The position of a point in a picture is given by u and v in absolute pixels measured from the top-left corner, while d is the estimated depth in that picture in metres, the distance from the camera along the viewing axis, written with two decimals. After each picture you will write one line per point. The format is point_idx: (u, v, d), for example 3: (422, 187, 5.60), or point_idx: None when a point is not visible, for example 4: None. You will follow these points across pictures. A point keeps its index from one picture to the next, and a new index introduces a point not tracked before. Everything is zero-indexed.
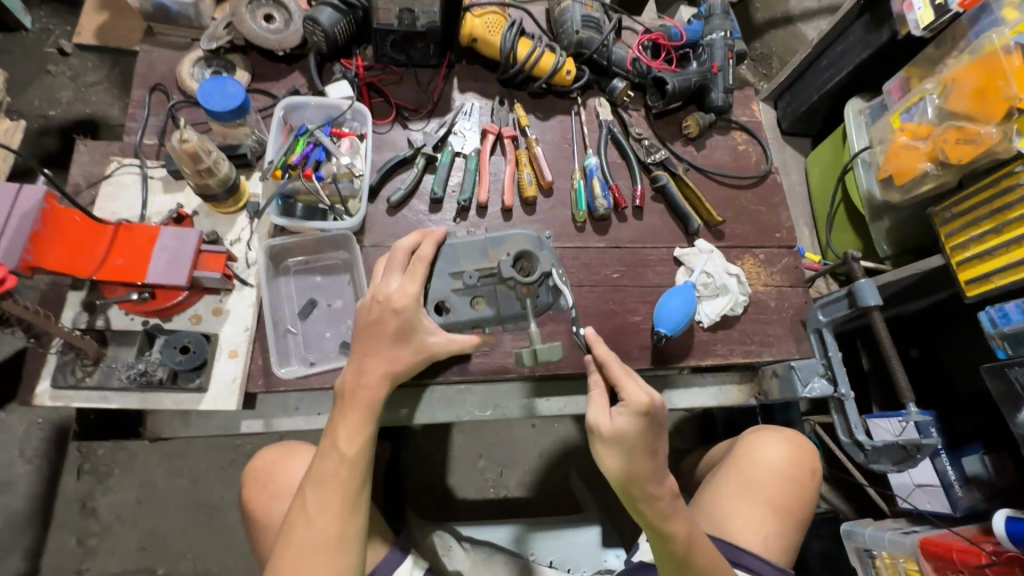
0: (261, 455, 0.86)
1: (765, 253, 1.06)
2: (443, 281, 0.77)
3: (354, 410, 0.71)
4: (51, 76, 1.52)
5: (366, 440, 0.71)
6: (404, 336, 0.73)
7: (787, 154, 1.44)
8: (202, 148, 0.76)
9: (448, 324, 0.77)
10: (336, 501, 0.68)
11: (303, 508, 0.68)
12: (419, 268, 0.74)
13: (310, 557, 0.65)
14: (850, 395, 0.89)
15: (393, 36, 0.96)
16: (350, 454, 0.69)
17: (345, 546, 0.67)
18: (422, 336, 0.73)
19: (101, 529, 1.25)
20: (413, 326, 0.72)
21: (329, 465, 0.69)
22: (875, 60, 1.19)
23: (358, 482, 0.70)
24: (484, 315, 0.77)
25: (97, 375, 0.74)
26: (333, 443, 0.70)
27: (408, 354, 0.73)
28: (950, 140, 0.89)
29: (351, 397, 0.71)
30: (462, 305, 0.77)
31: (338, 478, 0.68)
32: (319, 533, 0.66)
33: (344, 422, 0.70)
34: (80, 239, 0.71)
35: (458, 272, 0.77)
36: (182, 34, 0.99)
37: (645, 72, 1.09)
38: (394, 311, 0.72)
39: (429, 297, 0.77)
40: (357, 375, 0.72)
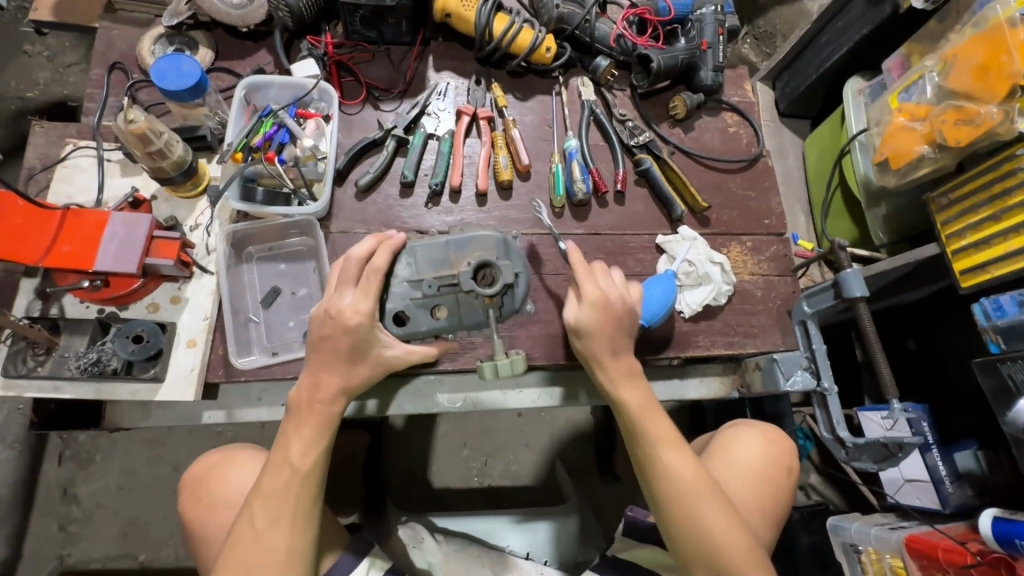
0: (202, 459, 0.82)
1: (753, 241, 1.02)
2: (401, 290, 0.76)
3: (309, 420, 0.69)
4: (28, 57, 1.48)
5: (321, 450, 0.68)
6: (359, 355, 0.69)
7: (784, 136, 1.39)
8: (151, 129, 0.72)
9: (407, 334, 0.77)
10: (287, 519, 0.65)
11: (250, 522, 0.64)
12: (372, 284, 0.69)
13: (255, 571, 0.62)
14: (833, 389, 0.85)
15: (361, 11, 0.92)
16: (303, 465, 0.67)
17: (293, 560, 0.64)
18: (379, 350, 0.70)
19: (82, 515, 1.25)
20: (368, 342, 0.70)
21: (279, 476, 0.66)
22: (877, 37, 1.13)
23: (311, 494, 0.67)
24: (444, 324, 0.77)
25: (49, 364, 0.72)
26: (285, 454, 0.67)
27: (364, 370, 0.71)
28: (947, 121, 0.84)
29: (309, 407, 0.69)
30: (422, 316, 0.76)
31: (289, 490, 0.66)
32: (267, 548, 0.63)
33: (297, 432, 0.68)
34: (24, 224, 0.68)
35: (419, 280, 0.75)
36: (144, 10, 0.95)
37: (630, 49, 1.04)
38: (347, 329, 0.68)
39: (386, 307, 0.76)
40: (314, 383, 0.69)
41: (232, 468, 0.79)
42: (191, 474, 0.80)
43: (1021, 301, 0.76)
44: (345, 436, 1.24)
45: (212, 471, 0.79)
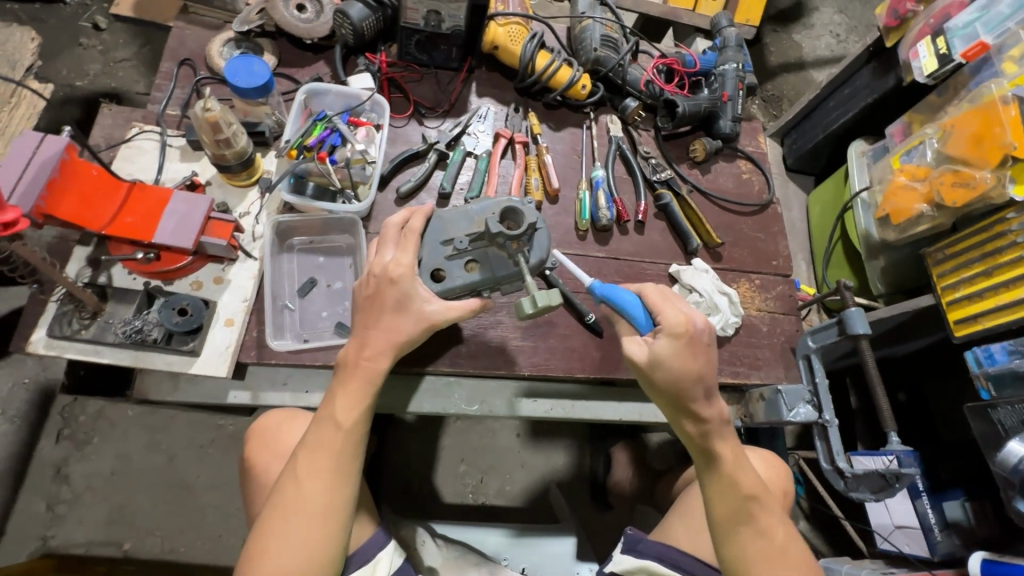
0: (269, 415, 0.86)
1: (761, 279, 1.08)
2: (433, 249, 0.76)
3: (354, 377, 0.69)
4: (82, 49, 1.55)
5: (365, 407, 0.69)
6: (403, 306, 0.71)
7: (789, 190, 1.48)
8: (224, 119, 0.78)
9: (445, 291, 0.76)
10: (328, 472, 0.65)
11: (292, 474, 0.65)
12: (410, 240, 0.73)
13: (296, 524, 0.62)
14: (833, 422, 0.89)
15: (418, 36, 1.00)
16: (346, 421, 0.67)
17: (332, 516, 0.64)
18: (419, 305, 0.71)
19: (71, 496, 1.23)
20: (409, 295, 0.71)
21: (324, 432, 0.67)
22: (880, 105, 1.23)
23: (353, 452, 0.67)
24: (481, 276, 0.76)
25: (93, 329, 0.75)
26: (330, 410, 0.68)
27: (407, 325, 0.71)
28: (946, 183, 0.92)
29: (355, 365, 0.69)
30: (456, 270, 0.76)
31: (332, 445, 0.66)
32: (308, 501, 0.63)
33: (343, 388, 0.69)
34: (93, 193, 0.72)
35: (450, 238, 0.76)
36: (216, 15, 1.03)
37: (657, 94, 1.12)
38: (392, 282, 0.71)
39: (423, 266, 0.76)
40: (360, 345, 0.70)
41: (282, 433, 0.83)
42: (252, 430, 0.85)
43: (1010, 350, 0.83)
44: None
45: (266, 429, 0.84)
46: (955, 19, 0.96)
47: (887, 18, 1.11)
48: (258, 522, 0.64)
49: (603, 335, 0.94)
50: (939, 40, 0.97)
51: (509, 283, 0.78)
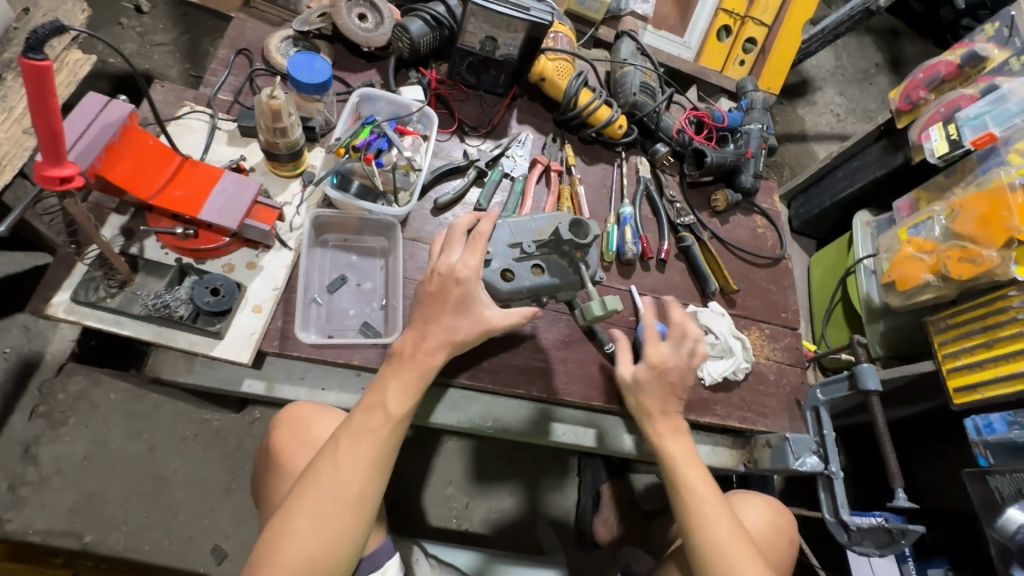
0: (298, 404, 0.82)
1: (770, 329, 1.12)
2: (502, 250, 0.83)
3: (407, 367, 0.72)
4: (121, 28, 1.54)
5: (412, 400, 0.72)
6: (463, 307, 0.73)
7: (793, 250, 1.55)
8: (286, 108, 0.80)
9: (512, 290, 0.83)
10: (368, 460, 0.67)
11: (332, 457, 0.67)
12: (479, 244, 0.74)
13: (329, 504, 0.65)
14: (839, 474, 0.90)
15: (472, 57, 1.05)
16: (396, 412, 0.70)
17: (363, 505, 0.66)
18: (481, 309, 0.74)
19: (37, 479, 1.16)
20: (472, 297, 0.73)
21: (372, 418, 0.69)
22: (887, 180, 1.31)
23: (392, 442, 0.70)
24: (543, 280, 0.83)
25: (119, 299, 0.73)
26: (381, 399, 0.70)
27: (466, 325, 0.74)
28: (953, 257, 0.98)
29: (410, 356, 0.72)
30: (524, 272, 0.83)
31: (378, 432, 0.69)
32: (344, 486, 0.66)
33: (396, 377, 0.72)
34: (145, 162, 0.73)
35: (518, 242, 0.83)
36: (276, 13, 1.06)
37: (686, 142, 1.18)
38: (457, 282, 0.73)
39: (490, 265, 0.82)
40: (418, 337, 0.73)
41: (313, 423, 0.79)
42: (281, 416, 0.81)
43: (1009, 421, 0.86)
44: None
45: (296, 418, 0.80)
46: (966, 110, 1.04)
47: (899, 101, 1.21)
48: (289, 494, 0.66)
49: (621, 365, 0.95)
50: (951, 126, 1.06)
51: (566, 291, 0.85)
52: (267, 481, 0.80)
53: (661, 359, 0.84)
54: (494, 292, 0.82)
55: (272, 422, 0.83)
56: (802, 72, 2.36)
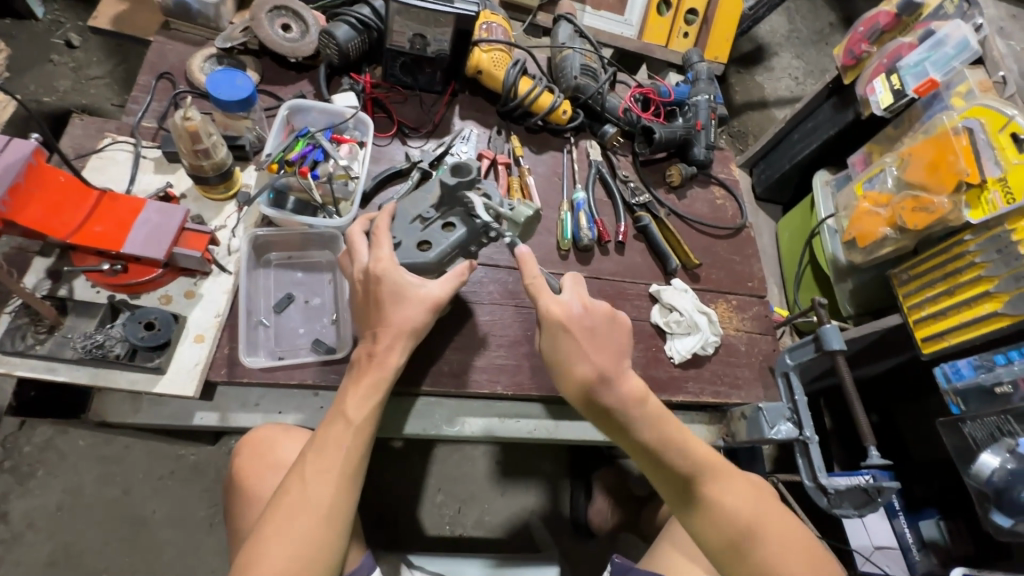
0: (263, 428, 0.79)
1: (737, 300, 1.11)
2: (407, 229, 0.77)
3: (368, 372, 0.70)
4: (53, 65, 1.47)
5: (375, 404, 0.69)
6: (399, 295, 0.71)
7: (759, 218, 1.55)
8: (204, 129, 0.76)
9: (440, 255, 0.76)
10: (336, 473, 0.65)
11: (299, 473, 0.65)
12: (381, 236, 0.73)
13: (300, 522, 0.62)
14: (814, 439, 0.88)
15: (403, 58, 1.03)
16: (357, 417, 0.68)
17: (336, 518, 0.64)
18: (415, 290, 0.72)
19: (10, 536, 1.13)
20: (401, 284, 0.71)
21: (335, 428, 0.67)
22: (841, 138, 1.31)
23: (361, 452, 0.68)
24: (460, 232, 0.76)
25: (49, 344, 0.70)
26: (340, 408, 0.68)
27: (412, 312, 0.71)
28: (907, 208, 0.97)
29: (369, 361, 0.70)
30: (438, 235, 0.76)
31: (341, 441, 0.67)
32: (314, 501, 0.64)
33: (355, 385, 0.69)
34: (60, 200, 0.69)
35: (417, 213, 0.78)
36: (198, 33, 1.02)
37: (634, 121, 1.17)
38: (378, 279, 0.70)
39: (405, 248, 0.76)
40: (371, 342, 0.71)
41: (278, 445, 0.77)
42: (244, 441, 0.78)
43: (976, 365, 0.87)
44: None
45: (261, 441, 0.77)
46: (906, 58, 1.04)
47: (843, 57, 1.20)
48: (258, 522, 0.63)
49: None
50: (894, 77, 1.05)
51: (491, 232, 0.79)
52: (233, 508, 0.78)
53: (561, 313, 0.71)
54: (425, 269, 0.77)
55: (233, 450, 0.80)
56: (757, 38, 2.35)
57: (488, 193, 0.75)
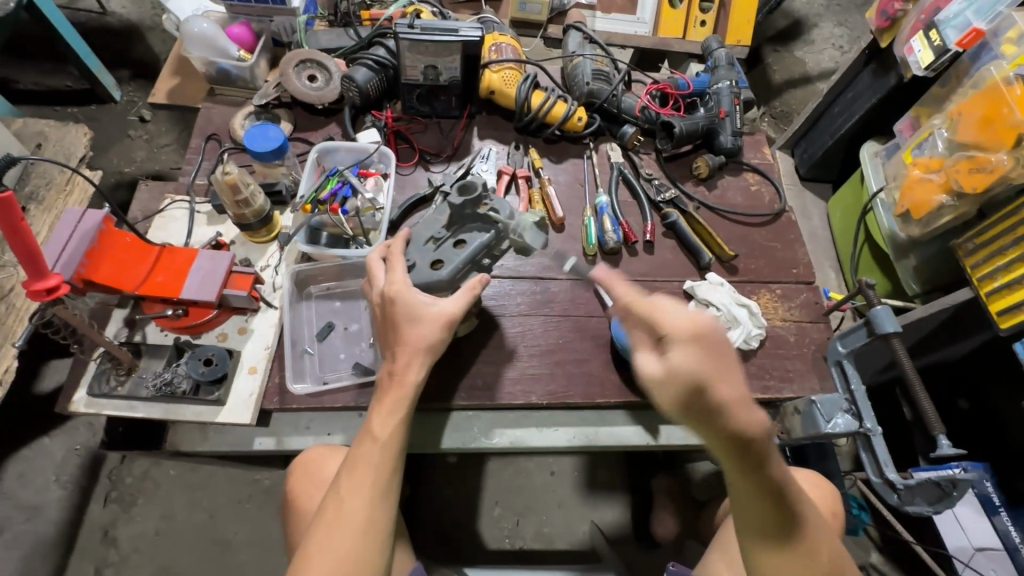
0: (309, 450, 0.85)
1: (782, 289, 1.06)
2: (420, 250, 0.80)
3: (389, 392, 0.73)
4: (131, 139, 1.68)
5: (399, 422, 0.72)
6: (414, 316, 0.74)
7: (806, 201, 1.46)
8: (241, 180, 0.85)
9: (452, 272, 0.78)
10: (369, 489, 0.69)
11: (335, 492, 0.69)
12: (396, 261, 0.77)
13: (340, 538, 0.66)
14: (877, 430, 0.81)
15: (419, 89, 1.08)
16: (382, 435, 0.71)
17: (374, 530, 0.68)
18: (426, 310, 0.75)
19: (119, 559, 1.25)
20: (414, 305, 0.74)
21: (363, 448, 0.71)
22: (885, 106, 1.22)
23: (391, 467, 0.71)
24: (471, 246, 0.78)
25: (128, 385, 0.79)
26: (368, 427, 0.72)
27: (427, 331, 0.74)
28: (962, 170, 0.89)
29: (390, 381, 0.74)
30: (450, 253, 0.79)
31: (370, 459, 0.70)
32: (351, 516, 0.67)
33: (380, 405, 0.73)
34: (127, 257, 0.79)
35: (429, 235, 0.81)
36: (239, 94, 1.13)
37: (654, 118, 1.16)
38: (392, 301, 0.74)
39: (419, 269, 0.79)
40: (391, 362, 0.75)
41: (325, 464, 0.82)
42: (296, 463, 0.84)
43: None
44: None
45: (310, 461, 0.83)
46: (944, 11, 0.95)
47: (877, 20, 1.12)
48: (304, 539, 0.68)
49: None
50: (932, 33, 0.96)
51: (500, 244, 0.81)
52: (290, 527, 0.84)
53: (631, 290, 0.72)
54: (439, 286, 0.79)
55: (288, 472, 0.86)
56: (791, 13, 2.24)
57: (495, 208, 0.79)
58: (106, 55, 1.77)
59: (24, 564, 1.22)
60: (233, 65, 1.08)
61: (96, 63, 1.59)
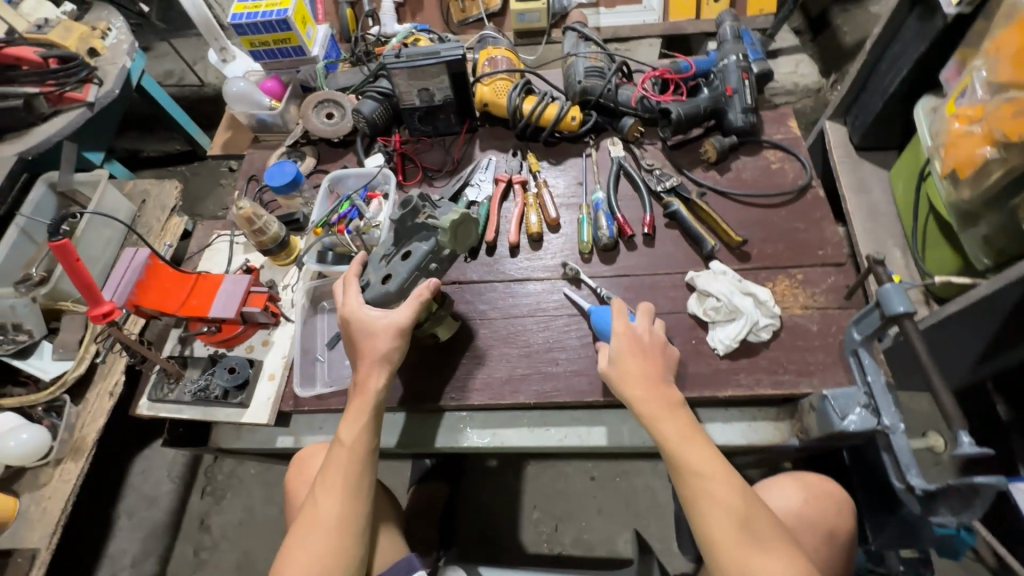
0: (305, 447, 0.95)
1: (804, 273, 0.95)
2: (374, 267, 0.87)
3: (355, 401, 0.80)
4: (222, 187, 1.98)
5: (364, 428, 0.79)
6: (366, 329, 0.81)
7: (864, 171, 1.27)
8: (255, 213, 0.98)
9: (402, 283, 0.83)
10: (340, 490, 0.76)
11: (314, 493, 0.78)
12: (349, 284, 0.85)
13: (318, 535, 0.74)
14: (897, 427, 0.70)
15: (418, 111, 1.16)
16: (349, 440, 0.78)
17: (348, 526, 0.75)
18: (373, 322, 0.81)
19: (211, 544, 1.47)
20: (366, 319, 0.81)
21: (334, 453, 0.79)
22: (938, 54, 1.05)
23: (360, 468, 0.78)
24: (418, 255, 0.84)
25: (176, 392, 0.95)
26: (338, 434, 0.79)
27: (384, 343, 0.80)
28: (1003, 115, 0.79)
29: (356, 391, 0.80)
30: (398, 265, 0.84)
31: (340, 463, 0.78)
32: (325, 515, 0.76)
33: (348, 413, 0.80)
34: (169, 286, 0.96)
35: (381, 253, 0.88)
36: (276, 138, 1.30)
37: (652, 107, 1.12)
38: (347, 321, 0.82)
39: (372, 285, 0.85)
40: (356, 374, 0.82)
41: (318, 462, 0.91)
42: (293, 460, 0.94)
43: None
44: (421, 486, 1.36)
45: (302, 459, 0.93)
46: None
47: None
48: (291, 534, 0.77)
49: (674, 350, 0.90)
50: None
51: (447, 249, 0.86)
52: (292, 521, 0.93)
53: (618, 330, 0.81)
54: (393, 298, 0.84)
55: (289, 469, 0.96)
56: None
57: (435, 215, 0.85)
58: (204, 120, 2.12)
59: (143, 543, 1.47)
60: (267, 114, 1.25)
61: (194, 128, 1.91)
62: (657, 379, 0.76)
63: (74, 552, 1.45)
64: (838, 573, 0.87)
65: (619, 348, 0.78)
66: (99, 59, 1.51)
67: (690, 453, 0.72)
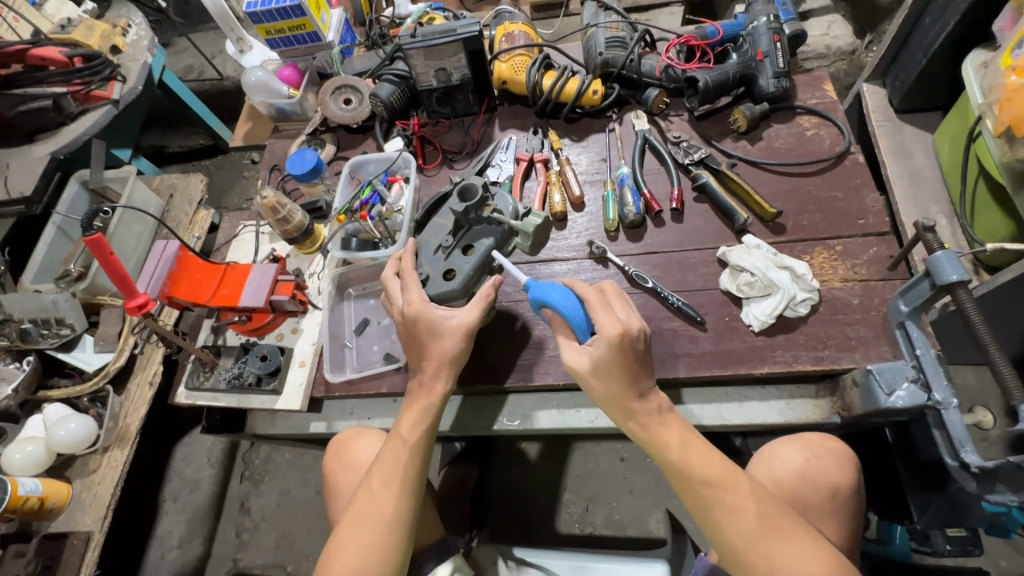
0: (342, 431, 0.96)
1: (843, 245, 0.91)
2: (431, 260, 0.86)
3: (418, 398, 0.79)
4: (246, 179, 2.01)
5: (426, 426, 0.79)
6: (435, 330, 0.78)
7: (906, 135, 1.20)
8: (279, 201, 0.98)
9: (464, 280, 0.84)
10: (396, 487, 0.76)
11: (368, 486, 0.77)
12: (410, 280, 0.81)
13: (371, 529, 0.74)
14: (949, 404, 0.67)
15: (436, 92, 1.14)
16: (411, 437, 0.78)
17: (402, 524, 0.75)
18: (444, 322, 0.78)
19: (252, 525, 1.52)
20: (435, 320, 0.78)
21: (393, 446, 0.79)
22: (989, 4, 0.97)
23: (417, 465, 0.78)
24: (480, 251, 0.85)
25: (211, 380, 0.97)
26: (398, 429, 0.79)
27: (451, 343, 0.78)
28: None
29: (419, 389, 0.80)
30: (460, 261, 0.85)
31: (399, 458, 0.77)
32: (381, 511, 0.75)
33: (410, 409, 0.80)
34: (200, 277, 0.97)
35: (437, 244, 0.86)
36: (295, 127, 1.30)
37: (677, 76, 1.07)
38: (414, 320, 0.78)
39: (432, 280, 0.84)
40: (420, 373, 0.80)
41: (356, 449, 0.91)
42: (331, 446, 0.94)
43: None
44: (451, 468, 1.37)
45: (341, 444, 0.93)
46: None
47: None
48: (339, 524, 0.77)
49: (709, 325, 0.88)
50: None
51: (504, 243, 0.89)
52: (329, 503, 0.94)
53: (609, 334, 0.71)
54: (454, 295, 0.84)
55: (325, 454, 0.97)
56: None
57: (499, 208, 0.87)
58: (225, 113, 2.14)
59: (188, 525, 1.52)
60: (285, 103, 1.25)
61: (216, 121, 1.93)
62: (637, 389, 0.72)
63: (125, 534, 1.52)
64: (850, 532, 0.82)
65: (600, 360, 0.71)
66: (121, 56, 1.52)
67: (686, 448, 0.71)
